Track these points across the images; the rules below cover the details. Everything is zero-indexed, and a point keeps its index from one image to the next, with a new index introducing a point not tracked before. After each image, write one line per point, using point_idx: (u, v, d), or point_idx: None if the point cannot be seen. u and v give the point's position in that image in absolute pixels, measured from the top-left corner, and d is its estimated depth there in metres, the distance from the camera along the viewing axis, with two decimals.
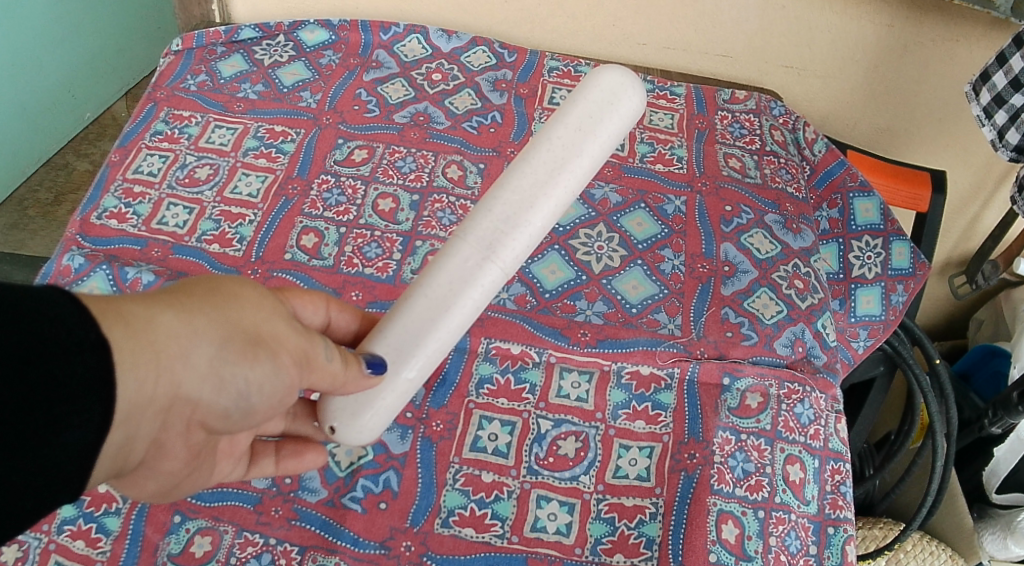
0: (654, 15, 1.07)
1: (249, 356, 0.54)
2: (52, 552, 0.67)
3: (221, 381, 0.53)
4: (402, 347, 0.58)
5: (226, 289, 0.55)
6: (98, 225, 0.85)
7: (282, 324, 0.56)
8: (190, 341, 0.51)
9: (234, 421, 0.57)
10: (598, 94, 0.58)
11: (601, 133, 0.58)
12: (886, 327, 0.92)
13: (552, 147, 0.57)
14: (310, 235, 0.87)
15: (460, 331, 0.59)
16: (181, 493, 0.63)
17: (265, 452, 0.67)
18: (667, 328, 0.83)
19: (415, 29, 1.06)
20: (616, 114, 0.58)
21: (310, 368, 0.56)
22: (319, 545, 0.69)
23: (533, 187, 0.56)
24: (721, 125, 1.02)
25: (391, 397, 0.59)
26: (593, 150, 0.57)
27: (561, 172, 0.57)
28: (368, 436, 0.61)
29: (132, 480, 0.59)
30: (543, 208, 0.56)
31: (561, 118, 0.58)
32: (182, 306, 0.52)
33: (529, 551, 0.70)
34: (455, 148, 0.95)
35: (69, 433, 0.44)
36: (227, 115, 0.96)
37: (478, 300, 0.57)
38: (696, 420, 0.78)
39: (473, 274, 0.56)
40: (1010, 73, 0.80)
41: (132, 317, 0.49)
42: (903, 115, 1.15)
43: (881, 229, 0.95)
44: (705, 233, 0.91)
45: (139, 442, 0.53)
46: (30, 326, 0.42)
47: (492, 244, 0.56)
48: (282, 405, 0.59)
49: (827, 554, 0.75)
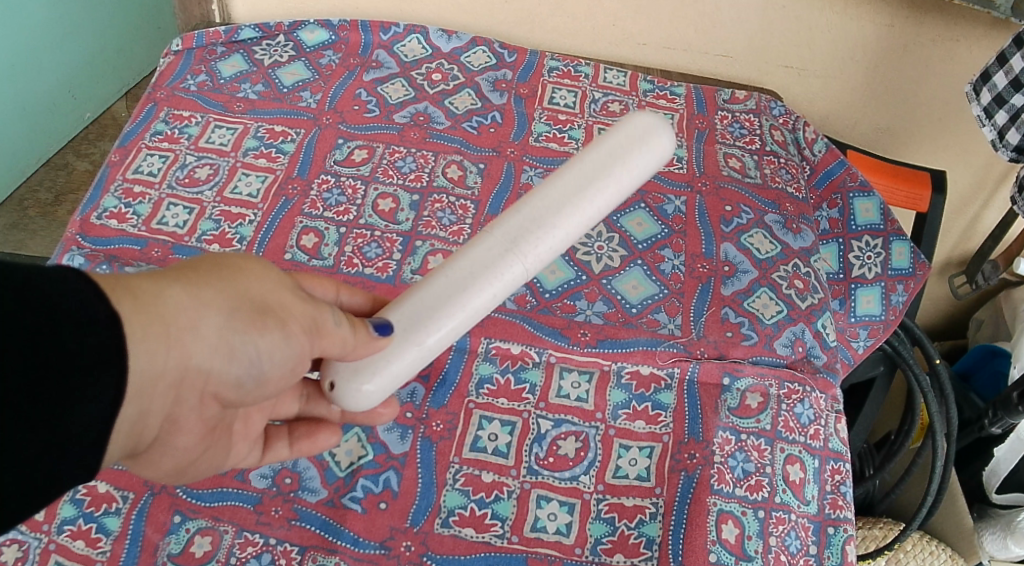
0: (653, 15, 1.07)
1: (258, 325, 0.54)
2: (52, 552, 0.67)
3: (232, 351, 0.54)
4: (412, 321, 0.57)
5: (231, 263, 0.55)
6: (98, 225, 0.85)
7: (288, 294, 0.56)
8: (199, 312, 0.52)
9: (247, 392, 0.57)
10: (643, 122, 0.59)
11: (639, 158, 0.58)
12: (886, 327, 0.93)
13: (589, 161, 0.58)
14: (310, 235, 0.87)
15: (473, 322, 0.58)
16: (201, 472, 0.63)
17: (279, 435, 0.67)
18: (667, 328, 0.83)
19: (415, 29, 1.06)
20: (660, 142, 0.59)
21: (319, 335, 0.56)
22: (319, 546, 0.69)
23: (565, 194, 0.57)
24: (721, 125, 1.02)
25: (395, 368, 0.57)
26: (628, 171, 0.58)
27: (595, 183, 0.57)
28: (364, 404, 0.59)
29: (148, 459, 0.59)
30: (570, 216, 0.57)
31: (604, 138, 0.59)
32: (189, 280, 0.52)
33: (529, 550, 0.70)
34: (455, 148, 0.95)
35: (84, 405, 0.44)
36: (227, 115, 0.96)
37: (495, 292, 0.57)
38: (696, 420, 0.78)
39: (495, 262, 0.57)
40: (1010, 73, 0.80)
41: (140, 292, 0.49)
42: (903, 115, 1.15)
43: (881, 229, 0.95)
44: (705, 233, 0.91)
45: (153, 416, 0.53)
46: (40, 302, 0.42)
47: (519, 239, 0.57)
48: (295, 376, 0.59)
49: (827, 554, 0.75)
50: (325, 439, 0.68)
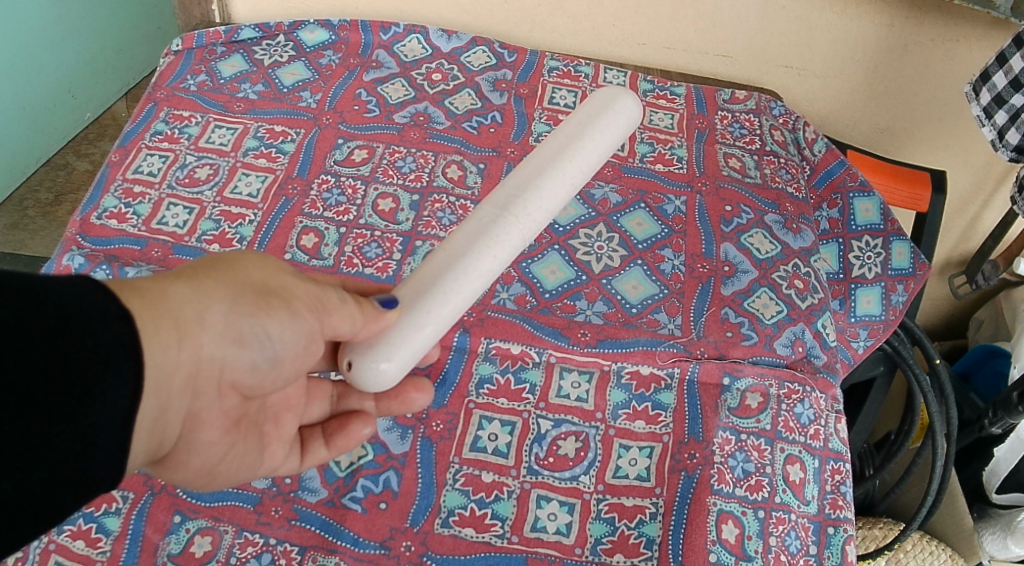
0: (653, 15, 1.07)
1: (263, 307, 0.55)
2: (52, 552, 0.67)
3: (241, 336, 0.54)
4: (420, 289, 0.56)
5: (228, 257, 0.56)
6: (98, 225, 0.85)
7: (289, 277, 0.57)
8: (204, 303, 0.52)
9: (263, 375, 0.58)
10: (594, 101, 0.66)
11: (601, 127, 0.65)
12: (887, 327, 0.93)
13: (557, 137, 0.64)
14: (310, 235, 0.87)
15: (479, 288, 0.58)
16: (234, 474, 0.62)
17: (314, 436, 0.67)
18: (667, 328, 0.83)
19: (415, 29, 1.06)
20: (614, 115, 0.66)
21: (327, 313, 0.56)
22: (319, 546, 0.69)
23: (544, 162, 0.62)
24: (721, 125, 1.02)
25: (413, 335, 0.55)
26: (595, 139, 0.64)
27: (568, 151, 0.62)
28: (382, 380, 0.56)
29: (175, 461, 0.59)
30: (554, 179, 0.61)
31: (566, 120, 0.66)
32: (190, 276, 0.53)
33: (529, 551, 0.70)
34: (455, 148, 0.95)
35: (104, 401, 0.44)
36: (227, 115, 0.96)
37: (495, 253, 0.58)
38: (696, 420, 0.78)
39: (490, 225, 0.58)
40: (1010, 73, 0.80)
41: (145, 290, 0.50)
42: (904, 115, 1.15)
43: (881, 229, 0.95)
44: (705, 232, 0.91)
45: (172, 414, 0.54)
46: (52, 300, 0.43)
47: (509, 203, 0.59)
48: (310, 356, 0.59)
49: (828, 554, 0.75)
50: (359, 430, 0.67)
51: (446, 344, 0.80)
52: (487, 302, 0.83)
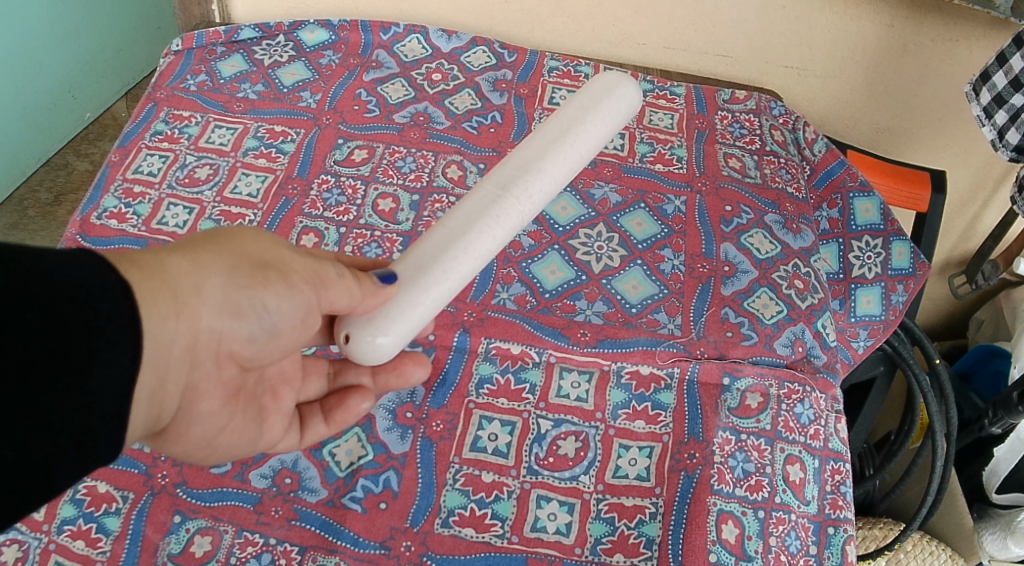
0: (653, 15, 1.07)
1: (260, 280, 0.55)
2: (52, 552, 0.67)
3: (239, 308, 0.55)
4: (420, 265, 0.57)
5: (224, 230, 0.57)
6: (98, 225, 0.85)
7: (287, 252, 0.58)
8: (202, 275, 0.53)
9: (261, 347, 0.58)
10: (597, 84, 0.66)
11: (604, 112, 0.65)
12: (886, 326, 0.93)
13: (561, 118, 0.63)
14: (310, 235, 0.86)
15: (477, 267, 0.58)
16: (235, 446, 0.62)
17: (313, 412, 0.68)
18: (667, 328, 0.83)
19: (415, 29, 1.06)
20: (617, 99, 0.66)
21: (323, 287, 0.56)
22: (319, 546, 0.69)
23: (547, 143, 0.62)
24: (721, 125, 1.02)
25: (411, 312, 0.55)
26: (597, 124, 0.64)
27: (570, 134, 0.62)
28: (380, 354, 0.56)
29: (176, 432, 0.58)
30: (555, 161, 0.61)
31: (568, 101, 0.65)
32: (188, 249, 0.53)
33: (529, 551, 0.70)
34: (455, 148, 0.95)
35: (101, 370, 0.44)
36: (227, 115, 0.96)
37: (495, 233, 0.58)
38: (696, 420, 0.78)
39: (491, 204, 0.58)
40: (1010, 73, 0.80)
41: (144, 262, 0.50)
42: (904, 114, 1.15)
43: (881, 229, 0.95)
44: (705, 233, 0.91)
45: (172, 387, 0.54)
46: (52, 269, 0.43)
47: (510, 184, 0.59)
48: (308, 329, 0.59)
49: (828, 554, 0.75)
50: (356, 404, 0.68)
51: (446, 344, 0.80)
52: (487, 302, 0.83)
